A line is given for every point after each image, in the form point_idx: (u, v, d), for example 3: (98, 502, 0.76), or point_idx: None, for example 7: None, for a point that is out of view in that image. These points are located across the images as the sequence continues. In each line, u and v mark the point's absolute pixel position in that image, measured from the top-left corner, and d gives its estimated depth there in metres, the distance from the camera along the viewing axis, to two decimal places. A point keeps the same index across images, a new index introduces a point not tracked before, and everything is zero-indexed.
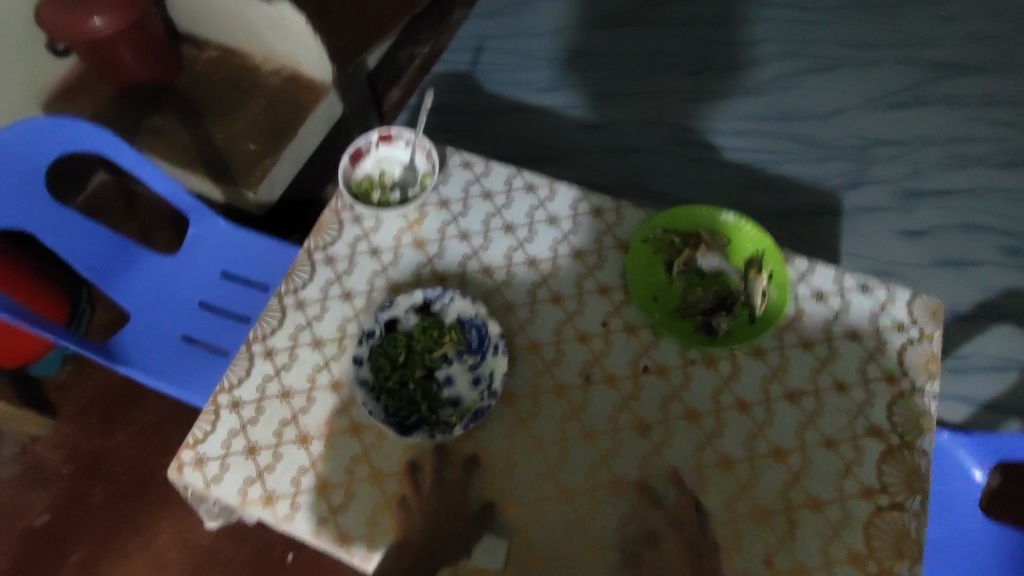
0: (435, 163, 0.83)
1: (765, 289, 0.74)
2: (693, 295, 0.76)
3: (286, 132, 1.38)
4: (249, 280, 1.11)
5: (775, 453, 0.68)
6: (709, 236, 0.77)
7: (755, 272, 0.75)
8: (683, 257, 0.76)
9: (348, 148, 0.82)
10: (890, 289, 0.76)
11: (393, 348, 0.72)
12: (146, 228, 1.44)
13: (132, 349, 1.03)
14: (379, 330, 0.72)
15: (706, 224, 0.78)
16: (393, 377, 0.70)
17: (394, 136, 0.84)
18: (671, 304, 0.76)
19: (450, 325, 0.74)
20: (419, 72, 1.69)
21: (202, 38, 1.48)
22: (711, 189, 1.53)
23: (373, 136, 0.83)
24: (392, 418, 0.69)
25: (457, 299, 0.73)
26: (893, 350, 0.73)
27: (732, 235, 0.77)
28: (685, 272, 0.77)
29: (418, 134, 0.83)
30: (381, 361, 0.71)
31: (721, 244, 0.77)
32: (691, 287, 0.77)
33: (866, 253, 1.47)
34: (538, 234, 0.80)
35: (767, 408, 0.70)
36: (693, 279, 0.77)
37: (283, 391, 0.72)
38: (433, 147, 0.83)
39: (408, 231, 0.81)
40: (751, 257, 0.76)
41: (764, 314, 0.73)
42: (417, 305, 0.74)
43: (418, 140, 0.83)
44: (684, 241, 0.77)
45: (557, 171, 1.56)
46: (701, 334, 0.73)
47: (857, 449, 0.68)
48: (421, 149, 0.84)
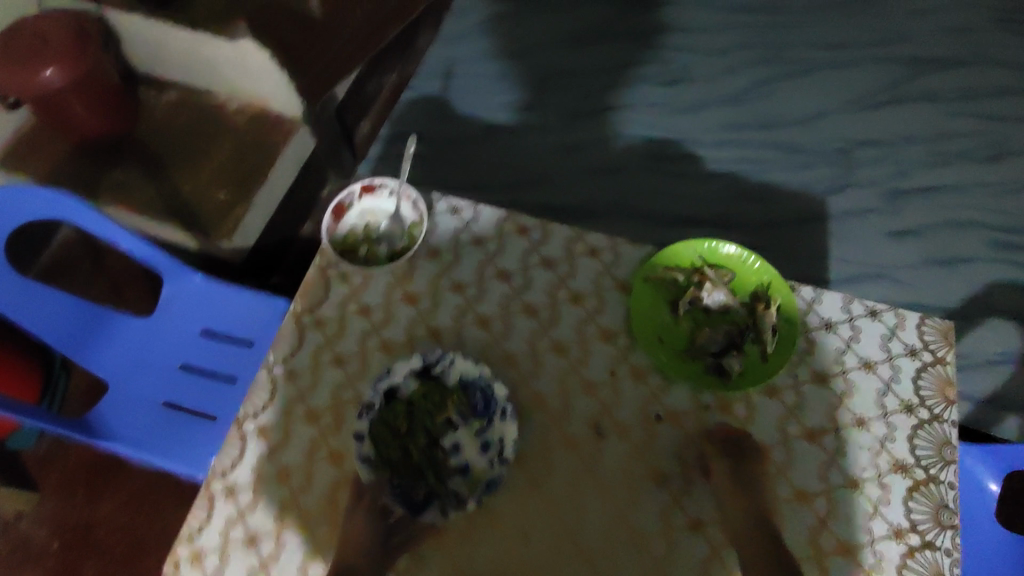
0: (423, 213, 0.79)
1: (775, 322, 0.70)
2: (700, 334, 0.73)
3: (255, 177, 1.34)
4: (232, 337, 1.05)
5: (800, 496, 0.66)
6: (712, 271, 0.74)
7: (764, 306, 0.72)
8: (689, 295, 0.73)
9: (330, 204, 0.77)
10: (898, 314, 0.74)
11: (394, 419, 0.66)
12: (117, 285, 1.39)
13: (112, 422, 0.98)
14: (378, 401, 0.66)
15: (708, 259, 0.75)
16: (395, 450, 0.64)
17: (378, 188, 0.80)
18: (678, 347, 0.73)
19: (454, 387, 0.68)
20: (389, 100, 1.65)
21: (161, 79, 1.41)
22: (698, 204, 1.53)
23: (356, 188, 0.79)
24: (398, 495, 0.64)
25: (458, 360, 0.68)
26: (907, 377, 0.71)
27: (734, 268, 0.75)
28: (690, 309, 0.73)
29: (402, 183, 0.79)
30: (381, 434, 0.65)
31: (724, 278, 0.74)
32: (697, 326, 0.73)
33: (852, 257, 1.47)
34: (534, 280, 0.77)
35: (786, 448, 0.68)
36: (699, 317, 0.74)
37: (280, 471, 0.68)
38: (419, 197, 0.79)
39: (398, 287, 0.77)
40: (757, 289, 0.73)
41: (776, 350, 0.69)
42: (416, 368, 0.68)
43: (403, 190, 0.79)
44: (687, 277, 0.74)
45: (541, 196, 1.54)
46: (711, 375, 0.70)
47: (883, 487, 0.66)
48: (407, 200, 0.80)
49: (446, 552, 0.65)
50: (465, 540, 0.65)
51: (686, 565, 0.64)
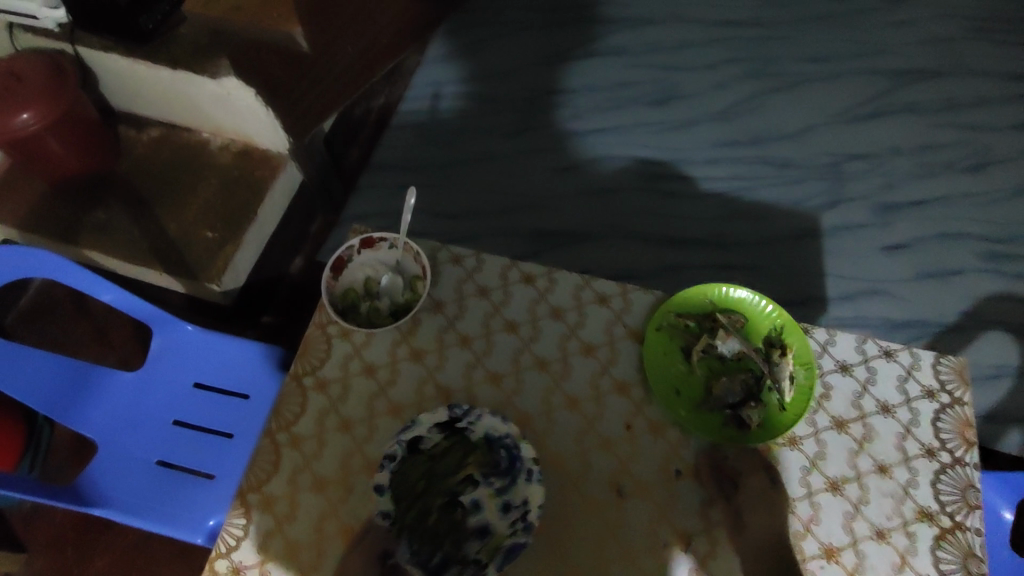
0: (426, 267, 0.77)
1: (791, 370, 0.70)
2: (716, 384, 0.71)
3: (245, 215, 1.29)
4: (227, 389, 1.02)
5: (827, 551, 0.64)
6: (724, 316, 0.73)
7: (779, 354, 0.71)
8: (702, 343, 0.73)
9: (329, 260, 0.75)
10: (911, 353, 0.73)
11: (415, 473, 0.66)
12: (101, 328, 1.37)
13: (103, 484, 0.94)
14: (400, 452, 0.66)
15: (718, 304, 0.75)
16: (414, 507, 0.65)
17: (378, 242, 0.78)
18: (695, 398, 0.71)
19: (478, 442, 0.67)
20: (378, 129, 1.62)
21: (142, 117, 1.38)
22: (692, 223, 1.51)
23: (356, 242, 0.77)
24: (414, 557, 0.63)
25: (485, 416, 0.68)
26: (926, 419, 0.70)
27: (745, 313, 0.74)
28: (704, 358, 0.73)
29: (404, 237, 0.78)
30: (401, 490, 0.65)
31: (737, 324, 0.74)
32: (712, 375, 0.73)
33: (848, 273, 1.46)
34: (544, 331, 0.75)
35: (810, 501, 0.66)
36: (712, 366, 0.73)
37: (287, 547, 0.65)
38: (422, 251, 0.77)
39: (404, 343, 0.74)
40: (770, 335, 0.73)
41: (794, 398, 0.69)
42: (441, 422, 0.68)
43: (405, 244, 0.78)
44: (699, 325, 0.74)
45: (533, 220, 1.51)
46: (730, 427, 0.69)
47: (909, 536, 0.65)
48: (409, 253, 0.78)
49: None
50: None
51: None
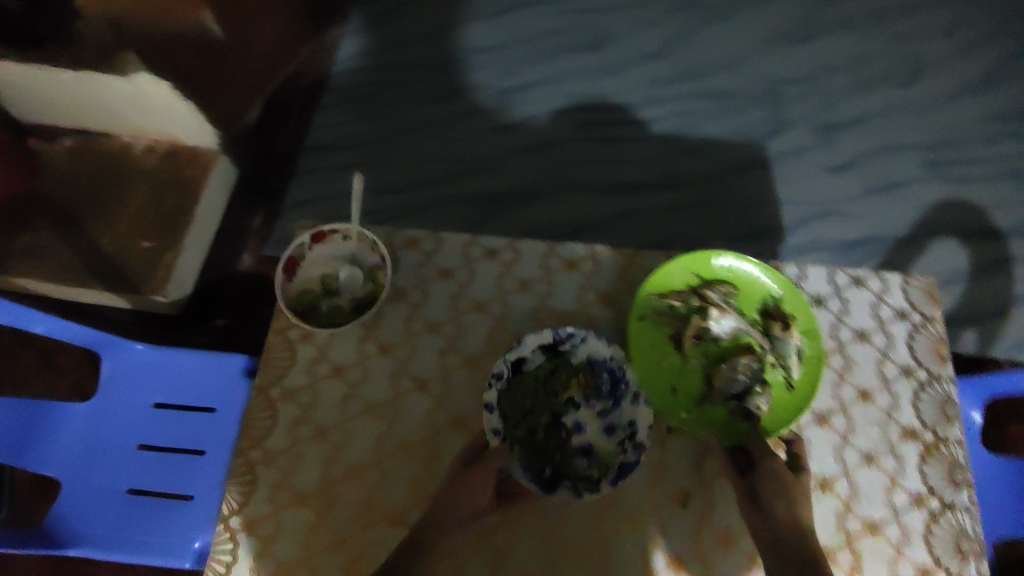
0: (384, 255, 0.72)
1: (797, 345, 0.67)
2: (716, 373, 0.69)
3: (181, 218, 1.23)
4: (189, 405, 0.97)
5: (822, 484, 0.65)
6: (714, 292, 0.71)
7: (781, 327, 0.68)
8: (694, 329, 0.70)
9: (279, 261, 0.70)
10: (881, 278, 0.74)
11: (522, 393, 0.66)
12: (46, 356, 1.29)
13: (74, 521, 0.89)
14: (507, 371, 0.66)
15: (708, 280, 0.71)
16: (523, 425, 0.65)
17: (328, 235, 0.73)
18: (695, 394, 0.69)
19: (580, 365, 0.68)
20: (308, 106, 1.47)
21: (52, 126, 1.26)
22: (642, 165, 1.47)
23: (304, 239, 0.71)
24: (527, 471, 0.64)
25: (590, 339, 0.68)
26: (903, 342, 0.71)
27: (738, 282, 0.71)
28: (698, 345, 0.70)
29: (356, 226, 0.72)
30: (510, 409, 0.65)
31: (729, 299, 0.71)
32: (710, 363, 0.70)
33: (800, 198, 1.45)
34: (513, 306, 0.72)
35: (800, 438, 0.67)
36: (709, 352, 0.70)
37: (277, 568, 0.62)
38: (377, 239, 0.73)
39: (370, 338, 0.71)
40: (769, 305, 0.70)
41: (802, 374, 0.66)
42: (545, 344, 0.67)
43: (357, 233, 0.73)
44: (689, 306, 0.70)
45: (483, 182, 1.44)
46: (737, 418, 0.67)
47: (896, 457, 0.66)
48: (363, 242, 0.74)
49: None
50: None
51: None
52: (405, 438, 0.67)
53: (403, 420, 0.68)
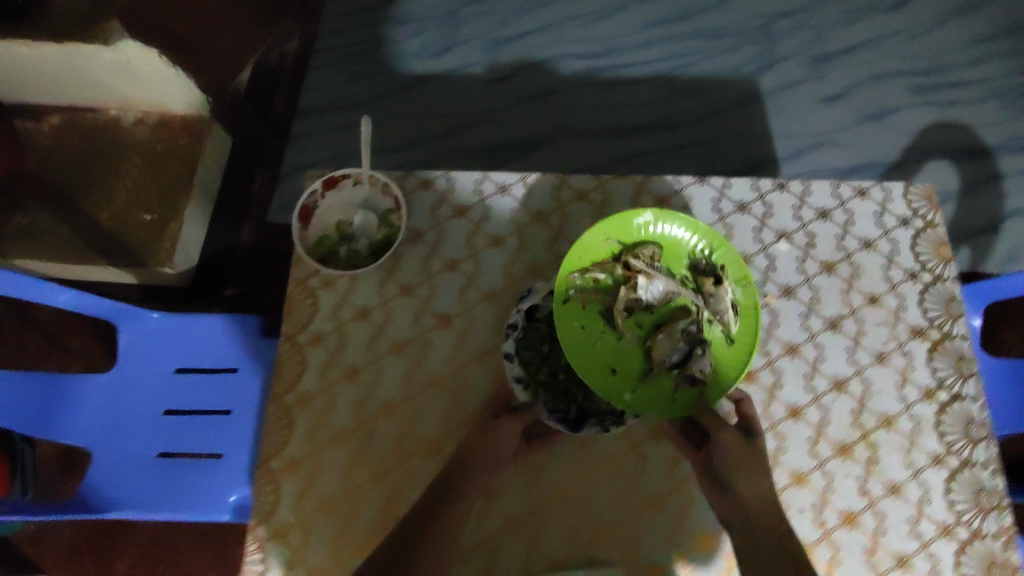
0: (397, 198, 0.73)
1: (732, 297, 0.65)
2: (654, 345, 0.65)
3: (180, 188, 1.22)
4: (209, 368, 0.97)
5: (835, 384, 0.68)
6: (639, 258, 0.65)
7: (714, 282, 0.66)
8: (624, 301, 0.65)
9: (295, 211, 0.71)
10: (883, 187, 0.75)
11: (539, 338, 0.67)
12: (57, 337, 1.28)
13: (107, 488, 0.89)
14: (521, 320, 0.67)
15: (629, 246, 0.66)
16: (543, 369, 0.66)
17: (340, 180, 0.73)
18: (636, 369, 0.65)
19: None
20: (300, 68, 1.46)
21: (38, 105, 1.24)
22: (636, 108, 1.46)
23: (317, 186, 0.72)
24: (553, 413, 0.64)
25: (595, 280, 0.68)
26: (906, 246, 0.73)
27: (661, 242, 0.68)
28: (629, 317, 0.66)
29: (367, 171, 0.73)
30: (529, 355, 0.66)
31: (654, 261, 0.66)
32: (645, 334, 0.66)
33: (794, 131, 1.45)
34: (530, 238, 0.74)
35: (812, 343, 0.70)
36: (643, 322, 0.67)
37: (321, 503, 0.65)
38: (390, 181, 0.73)
39: (391, 280, 0.72)
40: (697, 262, 0.67)
41: (740, 326, 0.65)
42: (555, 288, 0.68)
43: (369, 177, 0.74)
44: (612, 277, 0.66)
45: (482, 136, 1.43)
46: (683, 386, 0.64)
47: (905, 355, 0.69)
48: (375, 186, 0.74)
49: (518, 541, 0.64)
50: (534, 520, 0.65)
51: None
52: (434, 372, 0.69)
53: (432, 354, 0.70)
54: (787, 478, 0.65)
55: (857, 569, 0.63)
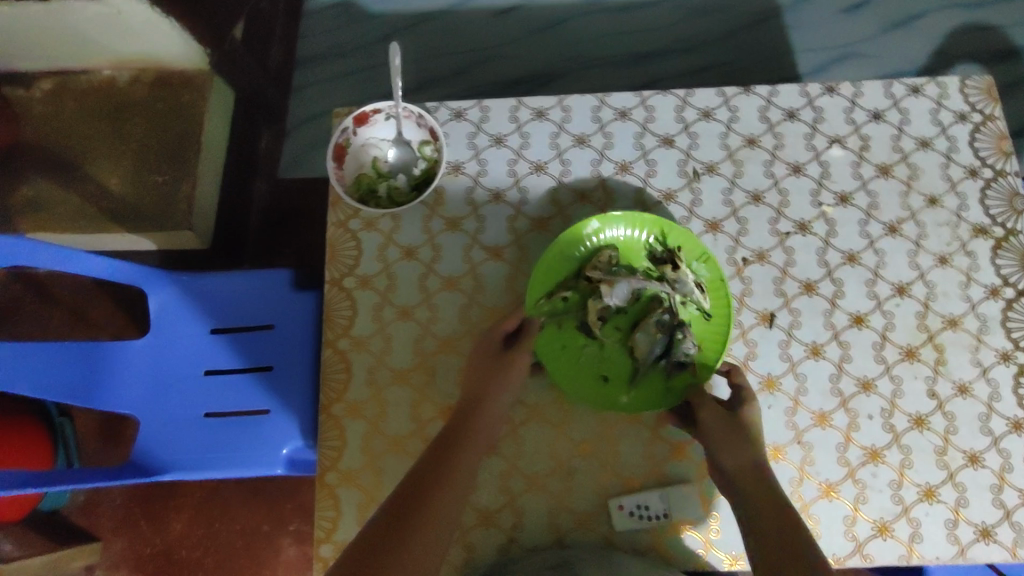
0: (434, 128, 0.71)
1: (694, 276, 0.63)
2: (634, 344, 0.63)
3: (187, 146, 1.17)
4: (246, 326, 0.95)
5: (899, 289, 0.66)
6: (596, 267, 0.63)
7: (672, 268, 0.63)
8: (594, 312, 0.63)
9: (328, 149, 0.69)
10: (939, 83, 0.72)
11: None
12: (78, 312, 1.25)
13: (161, 452, 0.88)
14: None
15: (585, 258, 0.65)
16: None
17: (371, 116, 0.71)
18: (625, 370, 0.64)
19: None
20: (291, 16, 1.38)
21: (31, 70, 1.19)
22: (650, 32, 1.38)
23: (348, 123, 0.70)
24: None
25: None
26: (964, 143, 0.70)
27: (614, 244, 0.65)
28: (605, 325, 0.64)
29: (397, 102, 0.70)
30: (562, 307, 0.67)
31: (614, 265, 0.64)
32: (624, 336, 0.64)
33: (814, 46, 1.37)
34: (574, 161, 0.71)
35: (873, 250, 0.67)
36: (620, 325, 0.65)
37: (393, 443, 0.64)
38: (422, 111, 0.71)
39: (435, 215, 0.70)
40: (653, 250, 0.64)
41: (712, 301, 0.63)
42: None
43: (402, 109, 0.70)
44: (579, 292, 0.65)
45: (490, 73, 1.37)
46: (675, 374, 0.63)
47: (969, 254, 0.67)
48: (407, 118, 0.71)
49: (590, 466, 0.64)
50: (604, 444, 0.64)
51: (820, 388, 0.64)
52: (489, 305, 0.68)
53: (485, 289, 0.68)
54: (854, 385, 0.64)
55: (928, 470, 0.62)
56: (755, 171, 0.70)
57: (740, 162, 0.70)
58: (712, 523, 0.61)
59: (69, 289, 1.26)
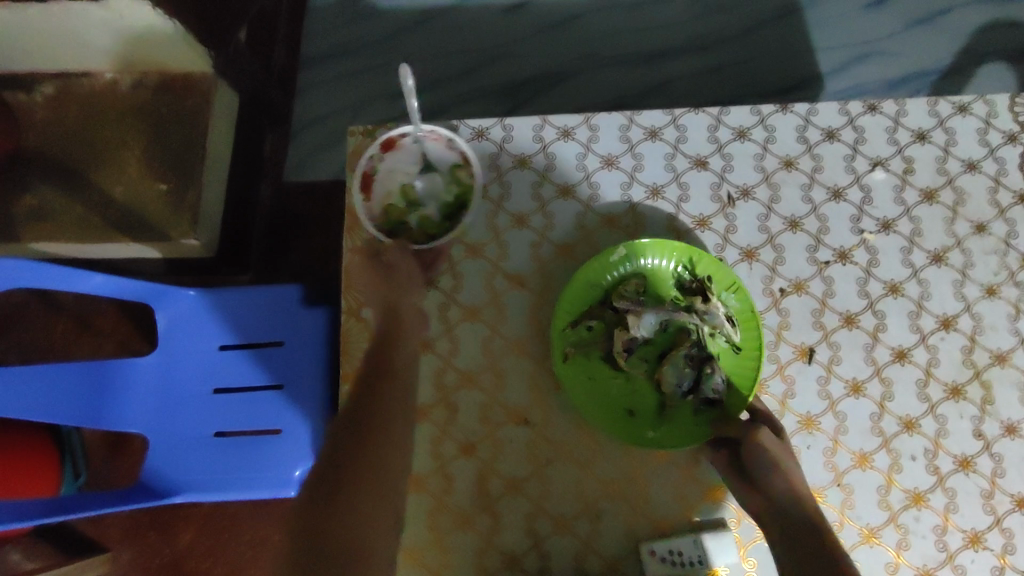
0: (466, 152, 0.64)
1: (724, 308, 0.60)
2: (661, 376, 0.60)
3: (191, 153, 1.12)
4: (257, 343, 0.91)
5: (944, 322, 0.63)
6: (624, 296, 0.60)
7: (702, 299, 0.60)
8: (621, 343, 0.60)
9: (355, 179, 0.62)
10: (986, 100, 0.69)
11: None
12: (84, 320, 1.23)
13: (172, 472, 0.86)
14: None
15: (611, 286, 0.62)
16: None
17: (398, 140, 0.64)
18: (652, 404, 0.61)
19: None
20: (296, 12, 1.32)
21: (31, 75, 1.16)
22: (668, 28, 1.33)
23: (373, 149, 0.63)
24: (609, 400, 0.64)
25: None
26: (1013, 165, 0.67)
27: (642, 273, 0.62)
28: (631, 356, 0.61)
29: (424, 124, 0.63)
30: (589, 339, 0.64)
31: (641, 294, 0.61)
32: (652, 367, 0.61)
33: (837, 43, 1.30)
34: (602, 185, 0.68)
35: (917, 280, 0.64)
36: (647, 356, 0.61)
37: (412, 482, 0.61)
38: (453, 134, 0.64)
39: (456, 241, 0.67)
40: (681, 279, 0.61)
41: (743, 332, 0.59)
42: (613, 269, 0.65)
43: (430, 133, 0.64)
44: (605, 321, 0.61)
45: (502, 72, 1.32)
46: (702, 410, 0.59)
47: (1018, 285, 0.64)
48: (436, 141, 0.65)
49: (620, 507, 0.61)
50: (634, 485, 0.61)
51: (860, 427, 0.61)
52: (514, 336, 0.65)
53: (508, 318, 0.66)
54: (896, 424, 0.61)
55: (974, 515, 0.59)
56: (792, 196, 0.66)
57: (777, 185, 0.67)
58: (748, 566, 0.59)
59: (73, 296, 1.24)
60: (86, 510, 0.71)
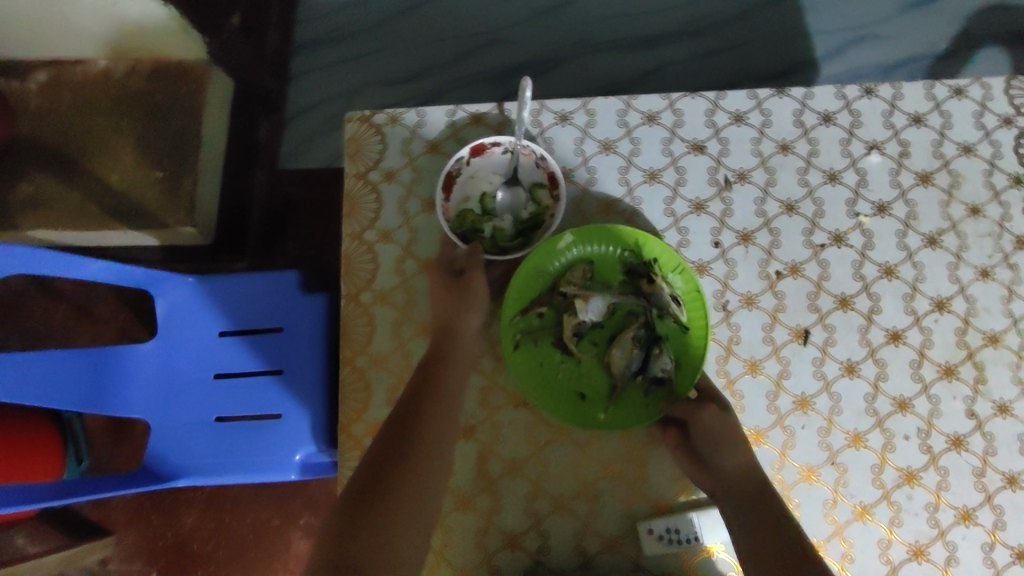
0: (554, 174, 0.64)
1: (670, 288, 0.60)
2: (610, 360, 0.60)
3: (189, 143, 1.13)
4: (256, 328, 0.91)
5: (938, 304, 0.64)
6: (571, 281, 0.60)
7: (647, 280, 0.60)
8: (570, 328, 0.60)
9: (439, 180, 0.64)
10: (982, 83, 0.69)
11: None
12: (83, 306, 1.23)
13: (174, 456, 0.87)
14: None
15: (559, 272, 0.62)
16: None
17: (489, 148, 0.65)
18: (603, 387, 0.61)
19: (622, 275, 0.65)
20: None
21: (24, 62, 1.14)
22: (664, 12, 1.32)
23: (464, 152, 0.64)
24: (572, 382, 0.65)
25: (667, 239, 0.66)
26: (1009, 148, 0.67)
27: (589, 258, 0.62)
28: (582, 340, 0.61)
29: (519, 138, 0.64)
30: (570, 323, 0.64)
31: (589, 279, 0.61)
32: (602, 351, 0.61)
33: (834, 27, 1.30)
34: (600, 169, 0.68)
35: (912, 262, 0.65)
36: (596, 340, 0.61)
37: None
38: (545, 153, 0.64)
39: None
40: (627, 262, 0.61)
41: (688, 313, 0.59)
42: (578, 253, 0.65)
43: (523, 147, 0.64)
44: (555, 307, 0.62)
45: (497, 57, 1.31)
46: (653, 391, 0.59)
47: (1012, 266, 0.65)
48: (527, 157, 0.65)
49: (620, 488, 0.62)
50: (632, 467, 0.62)
51: (855, 408, 0.62)
52: None
53: None
54: (889, 405, 0.62)
55: (964, 492, 0.60)
56: (788, 180, 0.67)
57: (773, 169, 0.67)
58: None
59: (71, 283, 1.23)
60: (93, 490, 0.72)
